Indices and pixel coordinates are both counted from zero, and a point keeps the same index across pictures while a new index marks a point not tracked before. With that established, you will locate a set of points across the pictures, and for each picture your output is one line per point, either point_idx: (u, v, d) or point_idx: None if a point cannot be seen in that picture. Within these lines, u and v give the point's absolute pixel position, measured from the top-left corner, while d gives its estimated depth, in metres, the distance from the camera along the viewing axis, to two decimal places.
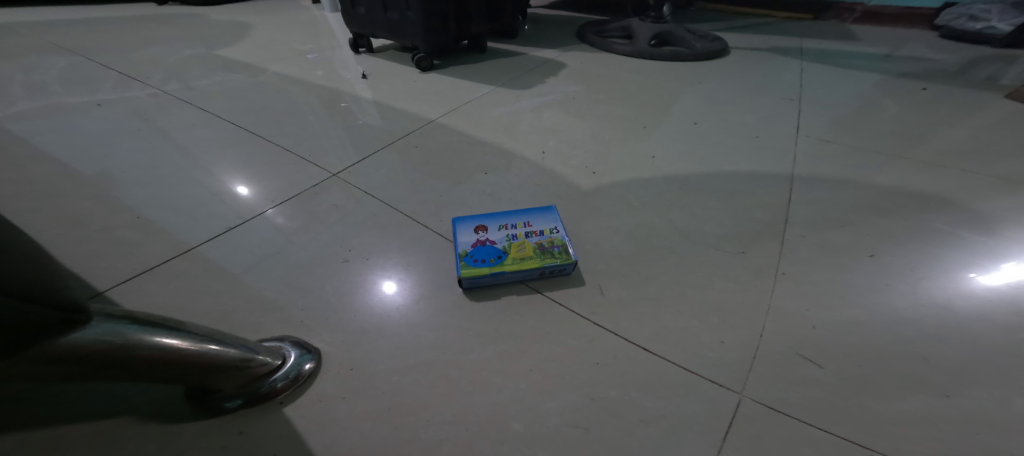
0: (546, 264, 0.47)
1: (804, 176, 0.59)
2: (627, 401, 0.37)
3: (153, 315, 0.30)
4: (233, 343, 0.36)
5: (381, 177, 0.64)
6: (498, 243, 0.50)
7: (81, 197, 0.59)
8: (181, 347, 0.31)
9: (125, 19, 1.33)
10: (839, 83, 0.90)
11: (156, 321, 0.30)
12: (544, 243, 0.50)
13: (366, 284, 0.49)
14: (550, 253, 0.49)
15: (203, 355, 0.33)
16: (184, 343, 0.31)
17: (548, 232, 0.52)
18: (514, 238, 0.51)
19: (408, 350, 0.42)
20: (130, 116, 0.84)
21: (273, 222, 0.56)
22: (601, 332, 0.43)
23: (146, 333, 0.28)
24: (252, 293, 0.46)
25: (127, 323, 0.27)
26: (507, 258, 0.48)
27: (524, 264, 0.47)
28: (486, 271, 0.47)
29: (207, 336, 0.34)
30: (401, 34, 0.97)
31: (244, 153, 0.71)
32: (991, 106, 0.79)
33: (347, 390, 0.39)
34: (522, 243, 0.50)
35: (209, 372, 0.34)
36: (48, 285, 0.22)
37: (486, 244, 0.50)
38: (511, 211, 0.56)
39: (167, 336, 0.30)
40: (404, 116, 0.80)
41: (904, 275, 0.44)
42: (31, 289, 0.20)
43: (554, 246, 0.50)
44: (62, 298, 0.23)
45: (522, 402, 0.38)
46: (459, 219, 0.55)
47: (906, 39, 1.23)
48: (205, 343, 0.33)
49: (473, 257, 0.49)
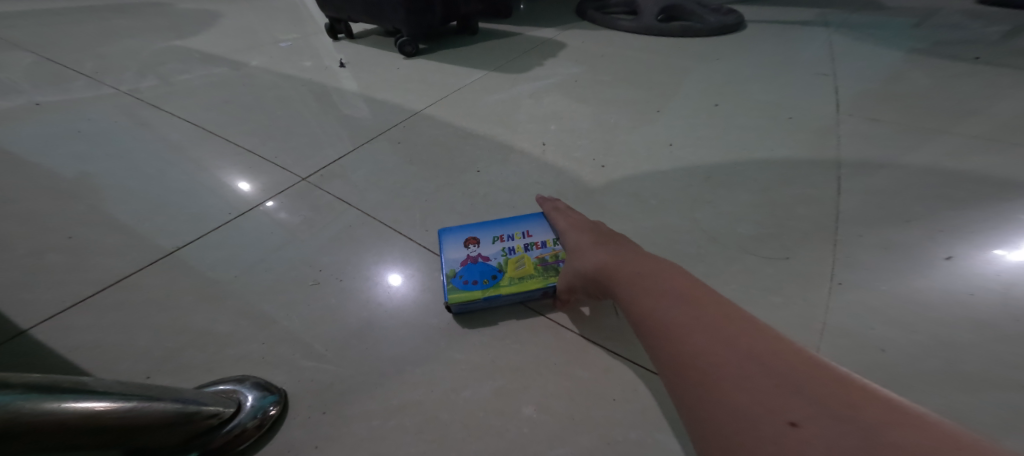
0: (551, 283, 0.40)
1: (848, 162, 0.50)
2: (657, 448, 0.30)
3: (39, 375, 0.21)
4: (166, 395, 0.28)
5: (360, 179, 0.57)
6: (492, 259, 0.43)
7: (19, 207, 0.51)
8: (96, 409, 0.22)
9: (89, 10, 1.23)
10: (873, 54, 0.80)
11: (45, 383, 0.20)
12: (547, 256, 0.43)
13: (340, 309, 0.41)
14: (555, 268, 0.42)
15: (126, 416, 0.24)
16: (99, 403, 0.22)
17: (552, 243, 0.44)
18: (511, 252, 0.43)
19: (389, 388, 0.35)
20: (84, 114, 0.76)
21: (276, 217, 0.51)
22: (617, 362, 0.36)
23: (42, 400, 0.19)
24: (205, 323, 0.39)
25: (12, 391, 0.18)
26: (503, 278, 0.41)
27: (524, 285, 0.40)
28: (479, 295, 0.39)
29: (124, 392, 0.25)
30: (381, 17, 0.87)
31: (208, 153, 0.63)
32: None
33: (317, 437, 0.32)
34: (521, 258, 0.43)
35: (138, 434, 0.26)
36: None
37: (478, 261, 0.43)
38: (506, 218, 0.48)
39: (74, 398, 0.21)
40: (387, 108, 0.72)
41: (996, 280, 0.36)
42: None
43: (559, 260, 0.42)
44: None
45: (526, 452, 0.30)
46: (446, 231, 0.47)
47: (937, 6, 1.13)
48: (124, 401, 0.24)
49: (464, 277, 0.41)
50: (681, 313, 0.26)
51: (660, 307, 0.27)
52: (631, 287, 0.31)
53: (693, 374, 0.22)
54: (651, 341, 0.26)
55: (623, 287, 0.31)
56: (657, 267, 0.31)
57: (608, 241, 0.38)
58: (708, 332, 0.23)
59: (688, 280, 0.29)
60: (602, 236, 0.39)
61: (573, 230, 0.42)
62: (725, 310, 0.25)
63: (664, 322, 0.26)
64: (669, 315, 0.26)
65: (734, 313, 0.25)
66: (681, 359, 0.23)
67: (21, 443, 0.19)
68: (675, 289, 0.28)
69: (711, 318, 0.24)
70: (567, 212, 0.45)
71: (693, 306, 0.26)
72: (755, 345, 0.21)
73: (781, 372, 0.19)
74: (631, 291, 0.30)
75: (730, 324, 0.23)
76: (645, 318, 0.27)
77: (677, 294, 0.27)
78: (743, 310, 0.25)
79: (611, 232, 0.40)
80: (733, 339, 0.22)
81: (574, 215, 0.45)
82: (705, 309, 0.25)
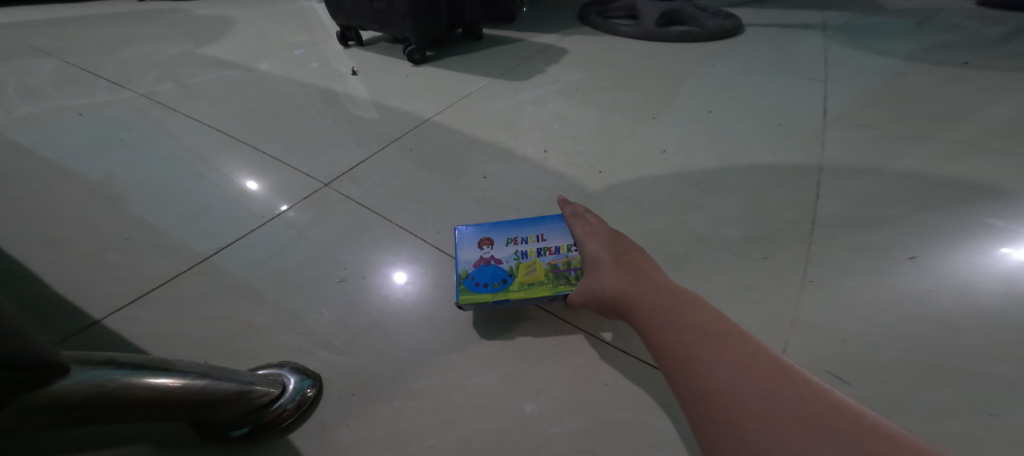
0: (559, 292, 0.43)
1: (830, 168, 0.54)
2: (643, 426, 0.35)
3: (135, 355, 0.26)
4: (226, 376, 0.33)
5: (376, 185, 0.61)
6: (505, 263, 0.46)
7: (69, 211, 0.56)
8: (173, 385, 0.27)
9: (110, 17, 1.28)
10: (866, 59, 0.83)
11: (139, 362, 0.26)
12: (558, 264, 0.46)
13: (364, 304, 0.46)
14: (564, 277, 0.44)
15: (200, 392, 0.30)
16: (176, 381, 0.28)
17: (565, 250, 0.47)
18: (524, 257, 0.46)
19: (409, 373, 0.40)
20: (115, 120, 0.81)
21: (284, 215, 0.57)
22: (612, 350, 0.41)
23: (133, 376, 0.25)
24: (245, 316, 0.44)
25: (110, 367, 0.23)
26: (513, 283, 0.44)
27: (533, 291, 0.43)
28: (488, 298, 0.42)
29: (195, 372, 0.30)
30: (389, 26, 0.91)
31: (234, 159, 0.68)
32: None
33: (348, 416, 0.37)
34: (532, 264, 0.46)
35: (206, 408, 0.31)
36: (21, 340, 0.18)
37: (492, 265, 0.46)
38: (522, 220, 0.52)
39: (157, 376, 0.26)
40: (398, 115, 0.76)
41: (953, 279, 0.39)
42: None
43: (569, 269, 0.45)
44: (31, 353, 0.19)
45: (529, 429, 0.35)
46: (465, 232, 0.50)
47: (935, 6, 1.14)
48: (196, 379, 0.30)
49: (476, 279, 0.44)
50: (708, 346, 0.27)
51: (683, 337, 0.29)
52: (654, 318, 0.32)
53: (718, 417, 0.24)
54: (675, 373, 0.28)
55: (646, 312, 0.33)
56: (684, 298, 0.33)
57: (628, 260, 0.40)
58: (733, 370, 0.25)
59: (717, 316, 0.31)
60: (622, 255, 0.41)
61: (593, 239, 0.44)
62: (753, 350, 0.27)
63: (689, 353, 0.28)
64: (694, 347, 0.28)
65: (762, 353, 0.26)
66: (701, 393, 0.25)
67: (117, 409, 0.24)
68: (703, 322, 0.30)
69: (738, 356, 0.26)
70: (588, 219, 0.48)
71: (718, 341, 0.28)
72: (783, 388, 0.23)
73: (807, 419, 0.21)
74: (655, 323, 0.32)
75: (756, 364, 0.25)
76: (670, 352, 0.29)
77: (703, 327, 0.29)
78: (771, 353, 0.26)
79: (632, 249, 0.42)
80: (758, 380, 0.24)
81: (595, 225, 0.47)
82: (732, 347, 0.27)
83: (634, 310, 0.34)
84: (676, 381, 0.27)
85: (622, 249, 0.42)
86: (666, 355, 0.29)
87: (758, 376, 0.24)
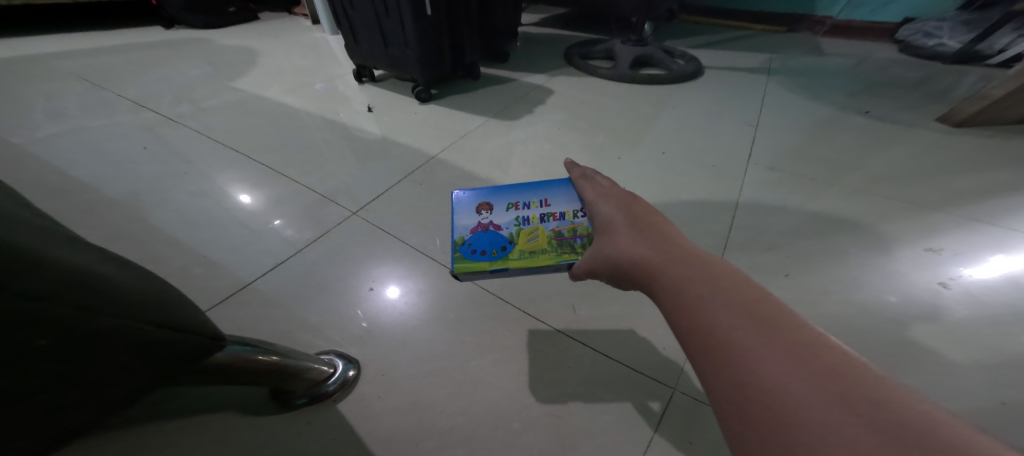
0: (563, 261, 0.49)
1: (746, 204, 0.70)
2: (589, 397, 0.51)
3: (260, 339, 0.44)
4: (306, 357, 0.49)
5: (393, 214, 0.76)
6: (504, 232, 0.53)
7: (144, 234, 0.70)
8: (271, 361, 0.44)
9: (138, 45, 1.40)
10: (799, 104, 0.99)
11: (261, 344, 0.43)
12: (558, 233, 0.53)
13: (390, 309, 0.61)
14: (569, 244, 0.51)
15: (292, 366, 0.47)
16: (273, 358, 0.44)
17: (568, 219, 0.55)
18: (524, 225, 0.54)
19: (424, 361, 0.55)
20: (157, 148, 0.92)
21: (291, 236, 0.71)
22: (574, 343, 0.58)
23: (253, 351, 0.42)
24: (300, 319, 0.59)
25: (243, 345, 0.41)
26: (512, 250, 0.50)
27: (533, 258, 0.49)
28: (487, 266, 0.48)
29: (291, 354, 0.47)
30: (401, 69, 1.06)
31: (270, 189, 0.81)
32: (931, 120, 0.88)
33: (381, 390, 0.52)
34: (534, 233, 0.53)
35: (288, 378, 0.47)
36: (207, 323, 0.33)
37: (492, 234, 0.53)
38: (519, 191, 0.60)
39: (265, 354, 0.44)
40: (408, 151, 0.91)
41: (811, 290, 0.55)
42: (198, 326, 0.32)
43: (569, 237, 0.52)
44: (214, 330, 0.34)
45: (509, 398, 0.51)
46: (465, 208, 0.58)
47: (866, 51, 1.33)
48: (290, 359, 0.47)
49: (476, 249, 0.51)
50: (748, 328, 0.28)
51: (717, 318, 0.30)
52: (683, 295, 0.33)
53: (752, 405, 0.25)
54: (703, 355, 0.29)
55: (674, 288, 0.34)
56: (718, 272, 0.33)
57: (654, 235, 0.41)
58: (776, 354, 0.26)
59: (755, 289, 0.31)
60: (648, 229, 0.42)
61: (607, 204, 0.49)
62: (797, 329, 0.27)
63: (726, 334, 0.28)
64: (732, 329, 0.28)
65: (805, 331, 0.27)
66: (740, 377, 0.26)
67: (240, 371, 0.41)
68: (739, 299, 0.30)
69: (781, 342, 0.26)
70: (598, 181, 0.55)
71: (760, 321, 0.28)
72: (829, 377, 0.24)
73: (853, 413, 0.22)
74: (684, 300, 0.33)
75: (804, 346, 0.26)
76: (699, 331, 0.30)
77: (740, 305, 0.29)
78: (814, 329, 0.27)
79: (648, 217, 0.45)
80: (809, 366, 0.24)
81: (606, 188, 0.53)
82: (777, 328, 0.27)
83: (661, 285, 0.36)
84: (707, 364, 0.28)
85: (647, 223, 0.44)
86: (698, 336, 0.30)
87: (807, 362, 0.25)
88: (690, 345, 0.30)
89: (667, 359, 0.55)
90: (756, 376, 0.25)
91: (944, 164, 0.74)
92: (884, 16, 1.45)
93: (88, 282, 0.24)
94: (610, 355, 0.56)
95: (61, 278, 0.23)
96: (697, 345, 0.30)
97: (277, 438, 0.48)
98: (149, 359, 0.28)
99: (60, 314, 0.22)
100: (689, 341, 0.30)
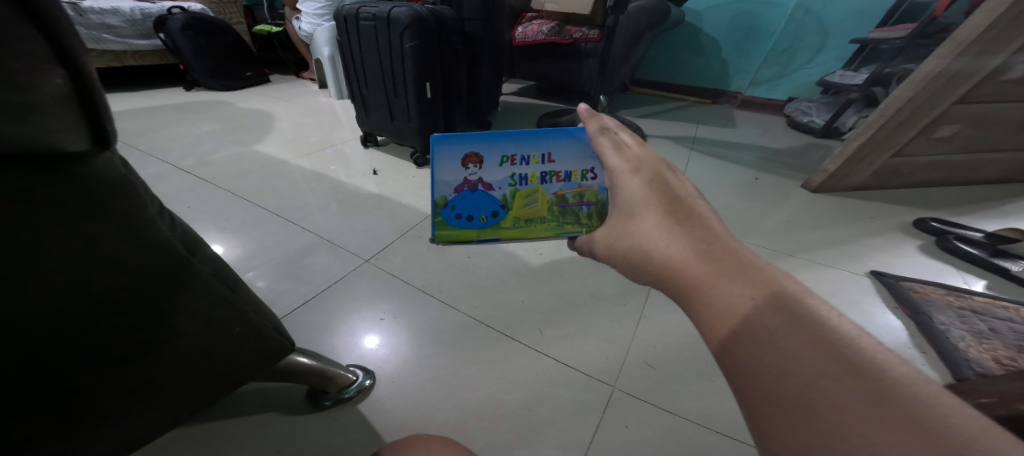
0: (563, 231, 0.63)
1: None
2: (550, 393, 0.71)
3: (304, 349, 0.62)
4: (338, 366, 0.66)
5: (399, 261, 0.96)
6: (497, 191, 0.62)
7: None
8: (312, 365, 0.61)
9: (162, 109, 1.60)
10: (715, 170, 1.29)
11: (303, 350, 0.61)
12: (556, 197, 0.62)
13: (397, 333, 0.80)
14: (573, 212, 0.62)
15: (327, 372, 0.63)
16: (315, 362, 0.61)
17: (576, 179, 0.61)
18: (524, 185, 0.61)
19: (425, 371, 0.73)
20: (185, 201, 1.08)
21: (259, 284, 0.87)
22: (539, 356, 0.77)
23: (302, 354, 0.60)
24: (328, 344, 0.77)
25: (298, 352, 0.60)
26: (504, 216, 0.63)
27: (526, 230, 0.64)
28: (473, 237, 0.65)
29: (327, 360, 0.64)
30: (403, 138, 1.29)
31: (294, 240, 0.99)
32: (799, 185, 1.20)
33: (392, 393, 0.69)
34: (535, 192, 0.62)
35: (326, 380, 0.64)
36: (281, 331, 0.45)
37: (482, 193, 0.62)
38: (519, 141, 0.59)
39: (307, 358, 0.61)
40: (410, 210, 1.13)
41: None
42: (281, 328, 0.45)
43: (567, 199, 0.62)
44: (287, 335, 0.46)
45: (489, 398, 0.69)
46: (442, 147, 0.59)
47: (768, 125, 1.70)
48: (327, 365, 0.63)
49: (465, 212, 0.63)
50: (842, 381, 0.27)
51: (801, 365, 0.29)
52: (759, 334, 0.32)
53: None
54: (774, 397, 0.29)
55: (741, 322, 0.33)
56: (798, 306, 0.32)
57: (719, 253, 0.39)
58: (875, 416, 0.25)
59: (846, 330, 0.30)
60: (716, 248, 0.39)
61: (648, 199, 0.47)
62: (899, 387, 0.26)
63: (807, 384, 0.28)
64: (818, 379, 0.28)
65: (908, 390, 0.26)
66: (822, 431, 0.26)
67: (294, 374, 0.60)
68: (828, 344, 0.29)
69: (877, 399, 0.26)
70: (620, 137, 0.55)
71: (854, 373, 0.27)
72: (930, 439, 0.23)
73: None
74: (759, 338, 0.32)
75: (908, 406, 0.25)
76: (773, 372, 0.30)
77: (830, 352, 0.28)
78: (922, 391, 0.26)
79: (696, 218, 0.43)
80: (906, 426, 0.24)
81: (633, 151, 0.53)
82: (872, 382, 0.26)
83: (724, 312, 0.35)
84: (777, 411, 0.29)
85: (709, 237, 0.41)
86: (771, 380, 0.30)
87: (914, 430, 0.24)
88: (754, 386, 0.31)
89: (608, 365, 0.76)
90: (846, 436, 0.25)
91: (803, 223, 1.03)
92: (777, 93, 1.92)
93: (240, 286, 0.39)
94: (567, 364, 0.76)
95: (234, 281, 0.38)
96: (763, 385, 0.30)
97: (311, 429, 0.64)
98: (248, 350, 0.40)
99: (231, 298, 0.37)
100: (752, 380, 0.31)
